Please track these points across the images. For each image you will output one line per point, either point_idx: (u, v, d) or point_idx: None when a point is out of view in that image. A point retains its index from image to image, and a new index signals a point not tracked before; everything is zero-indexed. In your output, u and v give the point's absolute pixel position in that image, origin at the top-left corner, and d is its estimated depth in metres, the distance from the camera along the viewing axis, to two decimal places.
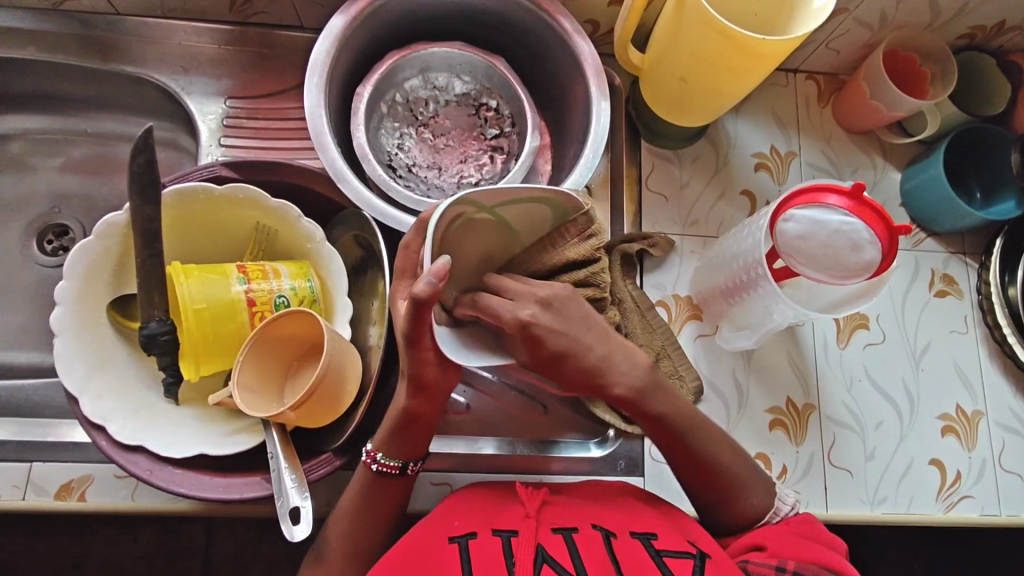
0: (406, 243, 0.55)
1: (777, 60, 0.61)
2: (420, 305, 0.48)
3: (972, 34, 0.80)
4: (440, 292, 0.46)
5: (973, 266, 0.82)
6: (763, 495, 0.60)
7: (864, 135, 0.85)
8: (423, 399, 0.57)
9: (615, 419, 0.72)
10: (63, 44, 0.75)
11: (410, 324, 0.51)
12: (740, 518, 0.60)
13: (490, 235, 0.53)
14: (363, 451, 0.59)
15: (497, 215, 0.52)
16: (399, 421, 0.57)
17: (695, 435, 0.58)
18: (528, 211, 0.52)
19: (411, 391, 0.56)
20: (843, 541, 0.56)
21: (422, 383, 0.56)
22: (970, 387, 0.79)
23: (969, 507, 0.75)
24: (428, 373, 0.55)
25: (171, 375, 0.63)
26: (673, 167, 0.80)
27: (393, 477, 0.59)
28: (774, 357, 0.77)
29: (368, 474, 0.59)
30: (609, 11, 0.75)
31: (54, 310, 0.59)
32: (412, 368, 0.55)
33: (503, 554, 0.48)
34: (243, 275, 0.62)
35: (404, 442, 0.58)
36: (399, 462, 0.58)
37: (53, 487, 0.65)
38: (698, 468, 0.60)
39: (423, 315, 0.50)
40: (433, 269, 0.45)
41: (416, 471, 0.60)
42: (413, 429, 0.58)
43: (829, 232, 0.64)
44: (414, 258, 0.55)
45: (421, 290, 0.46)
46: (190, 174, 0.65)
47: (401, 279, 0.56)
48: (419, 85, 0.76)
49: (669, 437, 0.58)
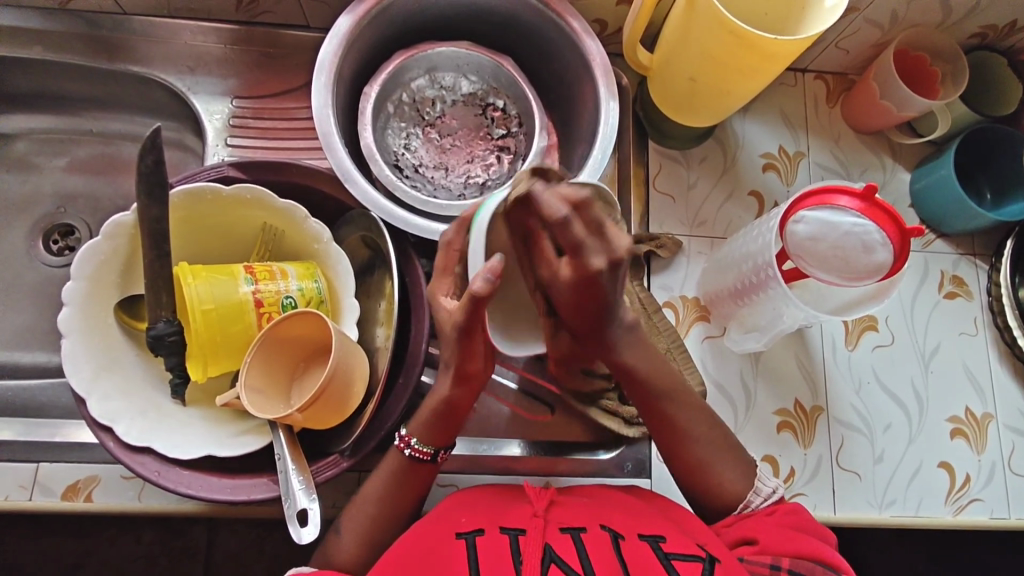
0: (448, 241, 0.54)
1: (787, 60, 0.61)
2: (476, 303, 0.48)
3: (983, 33, 0.80)
4: (495, 287, 0.47)
5: (983, 267, 0.82)
6: (739, 477, 0.60)
7: (873, 135, 0.85)
8: (465, 390, 0.58)
9: (617, 424, 0.71)
10: (69, 43, 0.75)
11: (464, 315, 0.50)
12: (717, 495, 0.60)
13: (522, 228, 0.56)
14: (396, 435, 0.59)
15: None
16: (439, 411, 0.58)
17: (664, 398, 0.60)
18: None
19: (454, 381, 0.57)
20: (833, 534, 0.57)
21: (465, 373, 0.57)
22: (980, 389, 0.78)
23: (979, 511, 0.75)
24: (474, 365, 0.56)
25: (178, 376, 0.62)
26: (680, 167, 0.80)
27: (422, 463, 0.59)
28: (783, 359, 0.76)
29: (399, 458, 0.59)
30: (617, 10, 0.75)
31: (62, 310, 0.59)
32: (457, 361, 0.55)
33: (511, 551, 0.48)
34: (250, 276, 0.62)
35: (438, 428, 0.58)
36: (431, 449, 0.59)
37: (59, 487, 0.65)
38: (669, 434, 0.61)
39: (481, 312, 0.50)
40: (489, 266, 0.46)
41: (444, 459, 0.60)
42: (450, 416, 0.58)
43: (840, 233, 0.64)
44: (456, 257, 0.54)
45: (478, 288, 0.47)
46: (197, 174, 0.64)
47: (440, 276, 0.55)
48: (426, 85, 0.76)
49: (637, 388, 0.60)
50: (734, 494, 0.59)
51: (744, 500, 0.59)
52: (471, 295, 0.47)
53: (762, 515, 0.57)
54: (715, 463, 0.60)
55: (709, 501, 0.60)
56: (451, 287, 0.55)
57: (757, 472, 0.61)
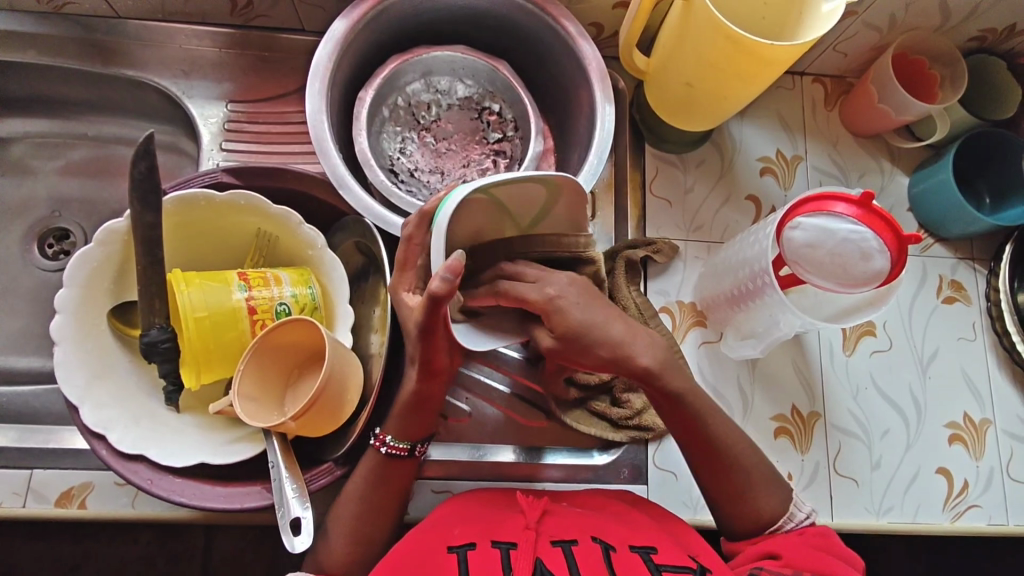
0: (408, 235, 0.53)
1: (784, 65, 0.60)
2: (436, 302, 0.48)
3: (983, 37, 0.79)
4: (454, 287, 0.47)
5: (982, 272, 0.81)
6: (775, 501, 0.60)
7: (871, 139, 0.84)
8: (433, 383, 0.58)
9: (602, 428, 0.72)
10: (64, 47, 0.75)
11: (425, 316, 0.50)
12: (753, 521, 0.60)
13: (483, 213, 0.51)
14: (372, 435, 0.59)
15: (494, 197, 0.50)
16: (409, 403, 0.58)
17: (714, 429, 0.60)
18: (525, 191, 0.51)
19: (422, 375, 0.57)
20: (860, 559, 0.55)
21: (432, 368, 0.56)
22: (978, 395, 0.78)
23: (976, 517, 0.75)
24: (439, 360, 0.56)
25: (172, 383, 0.62)
26: (677, 171, 0.79)
27: (400, 459, 0.59)
28: (780, 364, 0.76)
29: (375, 456, 0.59)
30: (613, 13, 0.74)
31: (55, 317, 0.59)
32: (424, 357, 0.55)
33: (501, 566, 0.47)
34: (243, 282, 0.62)
35: (412, 423, 0.59)
36: (407, 444, 0.59)
37: (53, 494, 0.65)
38: (714, 463, 0.60)
39: (440, 310, 0.50)
40: (448, 264, 0.45)
41: (422, 453, 0.61)
42: (421, 407, 0.59)
43: (837, 240, 0.63)
44: (417, 251, 0.54)
45: (437, 286, 0.46)
46: (191, 180, 0.64)
47: (403, 272, 0.55)
48: (421, 89, 0.75)
49: (681, 423, 0.59)
50: (770, 517, 0.59)
51: (777, 521, 0.59)
52: (431, 293, 0.47)
53: (792, 536, 0.57)
54: (751, 488, 0.60)
55: (738, 523, 0.60)
56: (413, 282, 0.56)
57: (790, 498, 0.61)
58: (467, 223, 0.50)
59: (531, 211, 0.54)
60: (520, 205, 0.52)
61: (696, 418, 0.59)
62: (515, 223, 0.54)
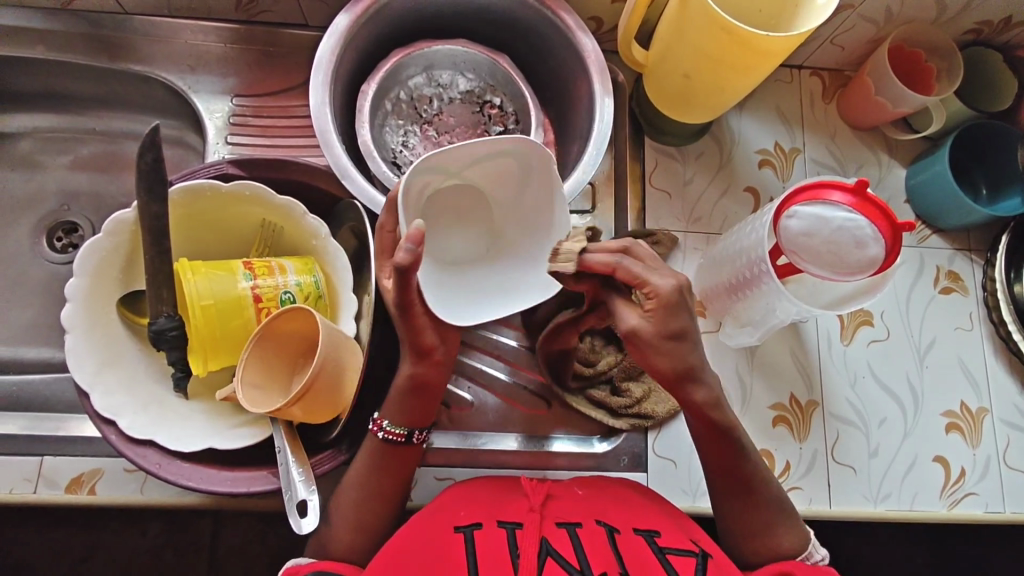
0: (381, 224, 0.56)
1: (780, 55, 0.61)
2: (404, 273, 0.49)
3: (978, 29, 0.80)
4: (420, 255, 0.48)
5: (979, 263, 0.82)
6: (792, 537, 0.60)
7: (869, 132, 0.85)
8: (427, 367, 0.58)
9: (601, 416, 0.73)
10: (72, 42, 0.76)
11: (400, 294, 0.52)
12: (766, 551, 0.60)
13: (463, 196, 0.58)
14: (370, 420, 0.60)
15: (467, 177, 0.57)
16: (403, 389, 0.59)
17: (741, 449, 0.61)
18: (495, 164, 0.56)
19: (413, 357, 0.58)
20: None
21: (423, 349, 0.57)
22: (975, 384, 0.79)
23: (973, 505, 0.75)
24: (427, 340, 0.57)
25: (181, 369, 0.63)
26: (677, 164, 0.80)
27: (399, 445, 0.60)
28: (778, 354, 0.77)
29: (374, 440, 0.60)
30: (613, 8, 0.76)
31: (65, 306, 0.60)
32: (410, 338, 0.56)
33: (508, 546, 0.49)
34: (249, 272, 0.63)
35: (410, 407, 0.59)
36: (404, 430, 0.60)
37: (63, 480, 0.66)
38: (734, 491, 0.61)
39: (412, 283, 0.51)
40: (408, 233, 0.47)
41: (421, 441, 0.61)
42: (421, 395, 0.59)
43: (832, 228, 0.64)
44: (391, 239, 0.56)
45: (400, 257, 0.47)
46: (197, 172, 0.65)
47: (382, 257, 0.56)
48: (423, 83, 0.77)
49: (714, 436, 0.60)
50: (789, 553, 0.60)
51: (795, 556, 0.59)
52: (396, 263, 0.48)
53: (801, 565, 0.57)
54: (767, 522, 0.60)
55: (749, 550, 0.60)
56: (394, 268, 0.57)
57: (810, 537, 0.61)
58: (444, 199, 0.58)
59: (510, 193, 0.58)
60: (496, 179, 0.57)
61: (726, 429, 0.59)
62: (498, 202, 0.59)
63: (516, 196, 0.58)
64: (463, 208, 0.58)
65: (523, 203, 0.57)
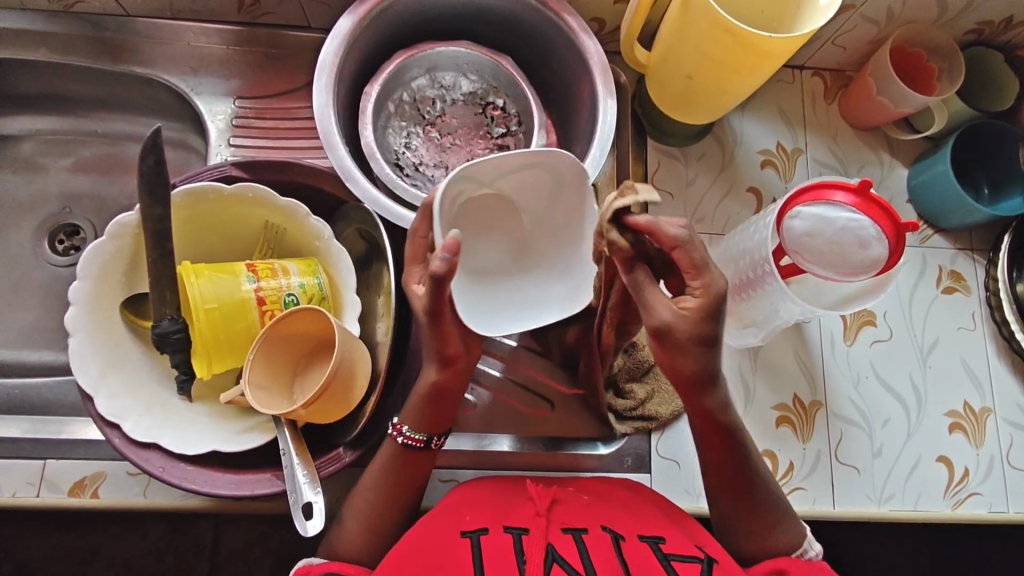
0: (414, 230, 0.55)
1: (782, 56, 0.61)
2: (438, 283, 0.48)
3: (979, 29, 0.80)
4: (455, 264, 0.47)
5: (981, 263, 0.82)
6: (792, 533, 0.61)
7: (871, 132, 0.85)
8: (452, 374, 0.58)
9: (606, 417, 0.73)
10: (73, 44, 0.76)
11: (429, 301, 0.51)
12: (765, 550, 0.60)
13: (492, 206, 0.59)
14: (391, 425, 0.60)
15: (497, 189, 0.57)
16: (424, 395, 0.59)
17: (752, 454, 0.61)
18: (525, 176, 0.56)
19: (436, 365, 0.57)
20: None
21: (448, 357, 0.57)
22: (978, 383, 0.79)
23: (977, 504, 0.75)
24: (452, 348, 0.56)
25: (184, 372, 0.63)
26: (679, 165, 0.81)
27: (416, 450, 0.60)
28: (782, 354, 0.77)
29: (393, 445, 0.60)
30: (615, 9, 0.76)
31: (68, 309, 0.60)
32: (437, 346, 0.56)
33: (514, 552, 0.49)
34: (252, 274, 0.63)
35: (426, 414, 0.59)
36: (424, 435, 0.59)
37: (66, 483, 0.66)
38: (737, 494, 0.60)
39: (444, 292, 0.50)
40: (445, 244, 0.46)
41: (439, 446, 0.61)
42: (439, 401, 0.59)
43: (836, 228, 0.64)
44: (423, 244, 0.56)
45: (438, 266, 0.47)
46: (200, 174, 0.65)
47: (410, 265, 0.57)
48: (426, 85, 0.77)
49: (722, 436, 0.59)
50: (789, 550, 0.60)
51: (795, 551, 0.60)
52: (433, 273, 0.48)
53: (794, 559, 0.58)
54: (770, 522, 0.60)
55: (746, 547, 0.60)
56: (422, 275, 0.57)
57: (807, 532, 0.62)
58: (475, 207, 0.58)
59: (541, 204, 0.58)
60: (530, 191, 0.57)
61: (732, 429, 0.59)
62: (528, 213, 0.59)
63: (546, 206, 0.58)
64: (501, 218, 0.60)
65: (555, 213, 0.58)
